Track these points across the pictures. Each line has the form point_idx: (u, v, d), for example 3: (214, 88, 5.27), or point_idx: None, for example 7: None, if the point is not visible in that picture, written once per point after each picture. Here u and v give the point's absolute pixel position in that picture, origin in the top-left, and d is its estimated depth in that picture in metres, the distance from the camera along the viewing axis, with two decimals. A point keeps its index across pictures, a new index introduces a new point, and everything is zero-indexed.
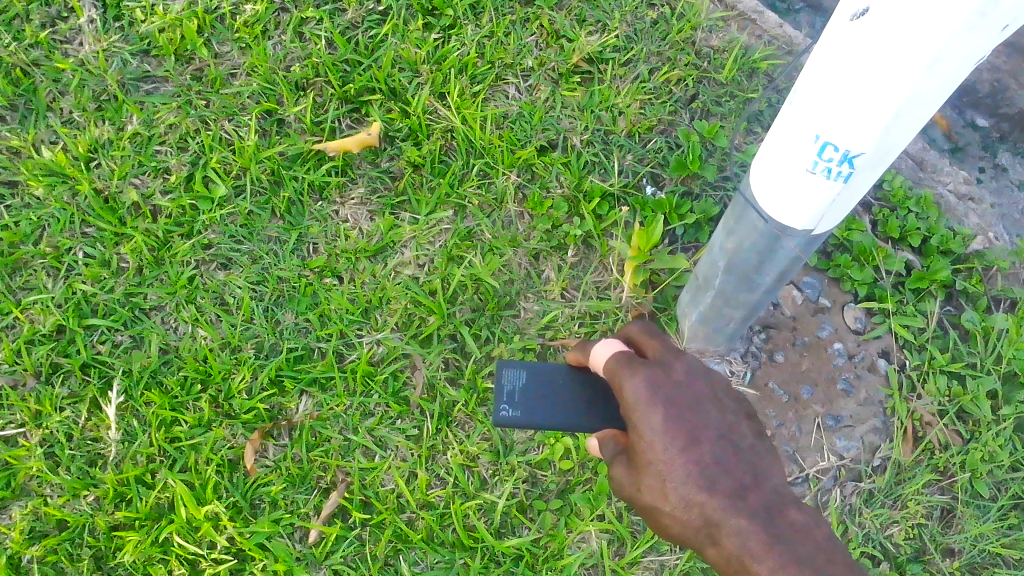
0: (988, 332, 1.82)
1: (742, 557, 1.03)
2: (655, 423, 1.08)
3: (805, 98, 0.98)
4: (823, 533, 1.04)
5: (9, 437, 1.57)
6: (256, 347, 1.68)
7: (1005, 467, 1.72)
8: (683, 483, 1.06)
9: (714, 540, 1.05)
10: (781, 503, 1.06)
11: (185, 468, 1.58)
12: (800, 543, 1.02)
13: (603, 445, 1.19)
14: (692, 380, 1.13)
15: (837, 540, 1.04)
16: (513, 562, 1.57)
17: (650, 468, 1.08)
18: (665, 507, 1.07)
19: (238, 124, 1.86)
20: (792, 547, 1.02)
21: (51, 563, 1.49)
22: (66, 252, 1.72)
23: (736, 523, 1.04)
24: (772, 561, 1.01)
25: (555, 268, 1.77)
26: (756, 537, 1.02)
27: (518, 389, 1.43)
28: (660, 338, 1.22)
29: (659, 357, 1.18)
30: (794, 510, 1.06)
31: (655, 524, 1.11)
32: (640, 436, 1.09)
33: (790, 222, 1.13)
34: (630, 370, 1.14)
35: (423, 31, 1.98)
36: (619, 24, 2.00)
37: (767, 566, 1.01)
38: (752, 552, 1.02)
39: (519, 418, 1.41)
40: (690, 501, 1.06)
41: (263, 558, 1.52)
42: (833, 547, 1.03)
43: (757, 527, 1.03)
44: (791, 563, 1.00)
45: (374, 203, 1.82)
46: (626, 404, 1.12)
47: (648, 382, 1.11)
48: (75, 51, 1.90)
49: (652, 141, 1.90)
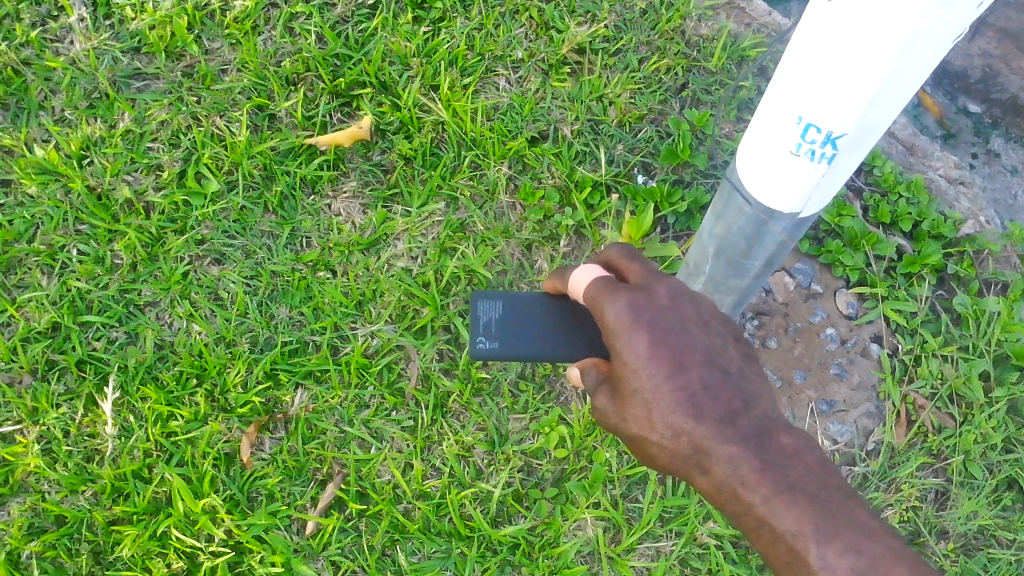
0: (980, 315, 1.82)
1: (734, 485, 1.05)
2: (641, 351, 1.06)
3: (787, 81, 0.99)
4: (812, 455, 1.07)
5: (6, 434, 1.58)
6: (250, 341, 1.69)
7: (999, 448, 1.73)
8: (671, 412, 1.05)
9: (704, 468, 1.06)
10: (770, 427, 1.07)
11: (182, 462, 1.59)
12: (790, 470, 1.04)
13: (584, 374, 1.19)
14: (676, 301, 1.11)
15: (827, 461, 1.06)
16: (509, 551, 1.58)
17: (636, 398, 1.07)
18: (652, 437, 1.07)
19: (230, 120, 1.86)
20: (784, 474, 1.04)
21: (50, 558, 1.50)
22: (60, 250, 1.73)
23: (726, 452, 1.04)
24: (764, 489, 1.03)
25: (547, 259, 1.78)
26: (748, 465, 1.04)
27: (495, 320, 1.43)
28: (641, 260, 1.18)
29: (641, 280, 1.15)
30: (785, 434, 1.07)
31: (641, 451, 1.12)
32: (624, 364, 1.07)
33: (776, 206, 1.14)
34: (612, 295, 1.11)
35: (413, 24, 1.98)
36: (609, 15, 2.01)
37: (760, 495, 1.03)
38: (744, 480, 1.04)
39: (498, 350, 1.41)
40: (678, 430, 1.05)
41: (260, 551, 1.53)
42: (822, 471, 1.05)
43: (749, 456, 1.04)
44: (784, 492, 1.03)
45: (366, 196, 1.82)
46: (609, 331, 1.09)
47: (631, 307, 1.09)
48: (65, 49, 1.91)
49: (643, 131, 1.91)
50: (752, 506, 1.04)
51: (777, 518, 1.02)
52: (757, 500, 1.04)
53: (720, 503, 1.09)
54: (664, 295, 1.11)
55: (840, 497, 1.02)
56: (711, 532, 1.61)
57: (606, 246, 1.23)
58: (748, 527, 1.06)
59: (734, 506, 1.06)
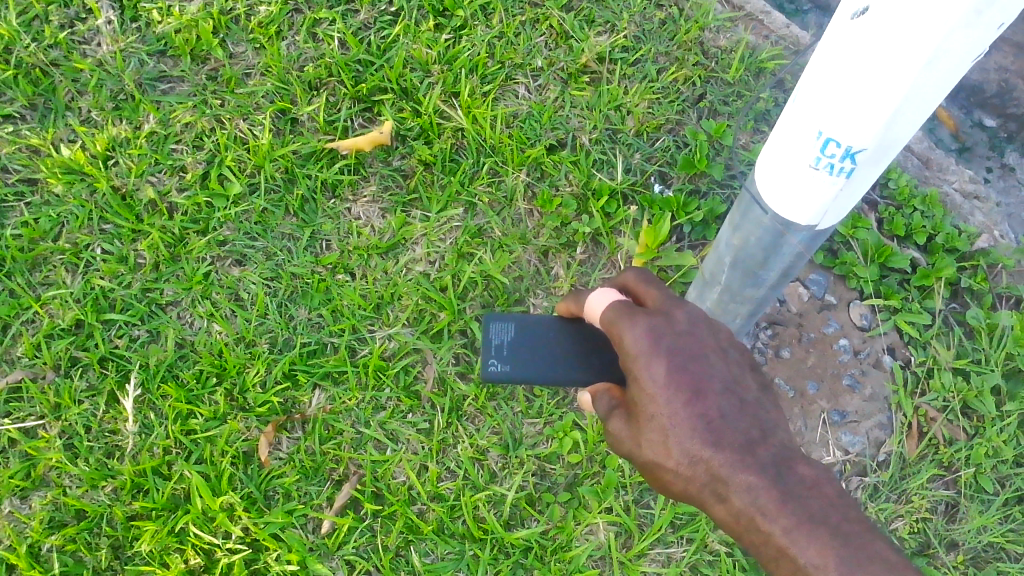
0: (993, 329, 1.83)
1: (753, 515, 1.05)
2: (659, 376, 1.08)
3: (808, 96, 1.01)
4: (831, 487, 1.07)
5: (29, 429, 1.61)
6: (270, 342, 1.71)
7: (1010, 462, 1.74)
8: (689, 439, 1.07)
9: (721, 497, 1.07)
10: (788, 456, 1.08)
11: (200, 459, 1.61)
12: (810, 500, 1.05)
13: (595, 398, 1.18)
14: (694, 328, 1.13)
15: (844, 493, 1.07)
16: (522, 554, 1.60)
17: (653, 423, 1.08)
18: (668, 464, 1.08)
19: (253, 123, 1.89)
20: (803, 504, 1.04)
21: (70, 551, 1.52)
22: (85, 248, 1.75)
23: (744, 480, 1.05)
24: (784, 519, 1.04)
25: (564, 265, 1.80)
26: (767, 494, 1.05)
27: (507, 344, 1.46)
28: (658, 286, 1.21)
29: (658, 305, 1.17)
30: (803, 464, 1.08)
31: (655, 477, 1.13)
32: (642, 390, 1.09)
33: (794, 219, 1.15)
34: (630, 319, 1.13)
35: (435, 31, 2.00)
36: (628, 25, 2.03)
37: (780, 525, 1.04)
38: (763, 510, 1.05)
39: (509, 373, 1.44)
40: (696, 457, 1.07)
41: (276, 548, 1.55)
42: (841, 503, 1.06)
43: (768, 485, 1.05)
44: (804, 524, 1.03)
45: (386, 201, 1.85)
46: (627, 355, 1.11)
47: (649, 332, 1.11)
48: (93, 51, 1.94)
49: (660, 140, 1.93)
50: (772, 536, 1.05)
51: (798, 550, 1.02)
52: (777, 530, 1.04)
53: (737, 534, 1.09)
54: (682, 321, 1.13)
55: (860, 530, 1.03)
56: (721, 539, 1.62)
57: (622, 271, 1.26)
58: (767, 558, 1.06)
59: (753, 536, 1.07)
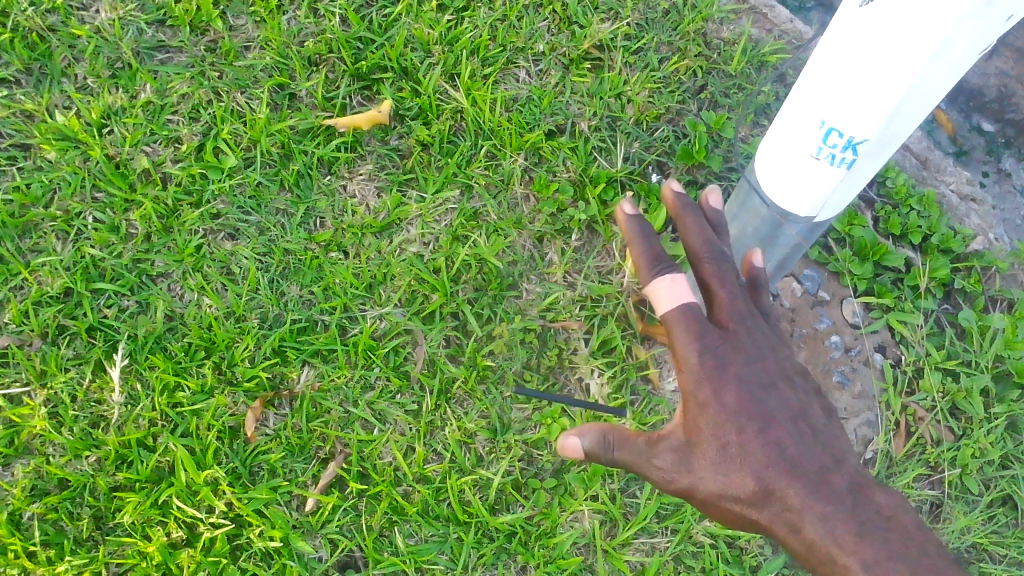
0: (984, 331, 1.83)
1: (830, 547, 1.10)
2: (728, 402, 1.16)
3: (812, 85, 1.00)
4: (906, 518, 1.13)
5: (14, 396, 1.59)
6: (260, 317, 1.70)
7: (995, 464, 1.75)
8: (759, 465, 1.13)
9: (795, 527, 1.12)
10: (858, 486, 1.14)
11: (186, 433, 1.60)
12: (887, 533, 1.10)
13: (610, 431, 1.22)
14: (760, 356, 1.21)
15: (918, 526, 1.13)
16: (506, 539, 1.60)
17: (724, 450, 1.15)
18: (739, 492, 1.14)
19: (250, 97, 1.87)
20: (881, 534, 1.09)
21: (52, 520, 1.51)
22: (76, 216, 1.74)
23: (819, 509, 1.11)
24: (864, 552, 1.08)
25: (558, 252, 1.80)
26: (842, 524, 1.10)
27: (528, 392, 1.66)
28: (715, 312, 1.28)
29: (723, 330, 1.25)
30: (873, 494, 1.14)
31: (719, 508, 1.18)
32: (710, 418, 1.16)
33: (793, 209, 1.15)
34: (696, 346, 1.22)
35: (437, 12, 1.99)
36: (631, 13, 2.01)
37: (860, 559, 1.08)
38: (840, 541, 1.09)
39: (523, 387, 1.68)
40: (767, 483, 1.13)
41: (260, 524, 1.54)
42: (917, 536, 1.11)
43: (843, 516, 1.11)
44: (886, 554, 1.08)
45: (382, 179, 1.83)
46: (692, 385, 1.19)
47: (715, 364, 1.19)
48: (91, 18, 1.92)
49: (659, 130, 1.92)
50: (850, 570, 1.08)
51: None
52: (856, 563, 1.08)
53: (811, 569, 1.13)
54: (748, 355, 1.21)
55: (941, 562, 1.08)
56: (706, 531, 1.64)
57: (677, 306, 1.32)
58: None
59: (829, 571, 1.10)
